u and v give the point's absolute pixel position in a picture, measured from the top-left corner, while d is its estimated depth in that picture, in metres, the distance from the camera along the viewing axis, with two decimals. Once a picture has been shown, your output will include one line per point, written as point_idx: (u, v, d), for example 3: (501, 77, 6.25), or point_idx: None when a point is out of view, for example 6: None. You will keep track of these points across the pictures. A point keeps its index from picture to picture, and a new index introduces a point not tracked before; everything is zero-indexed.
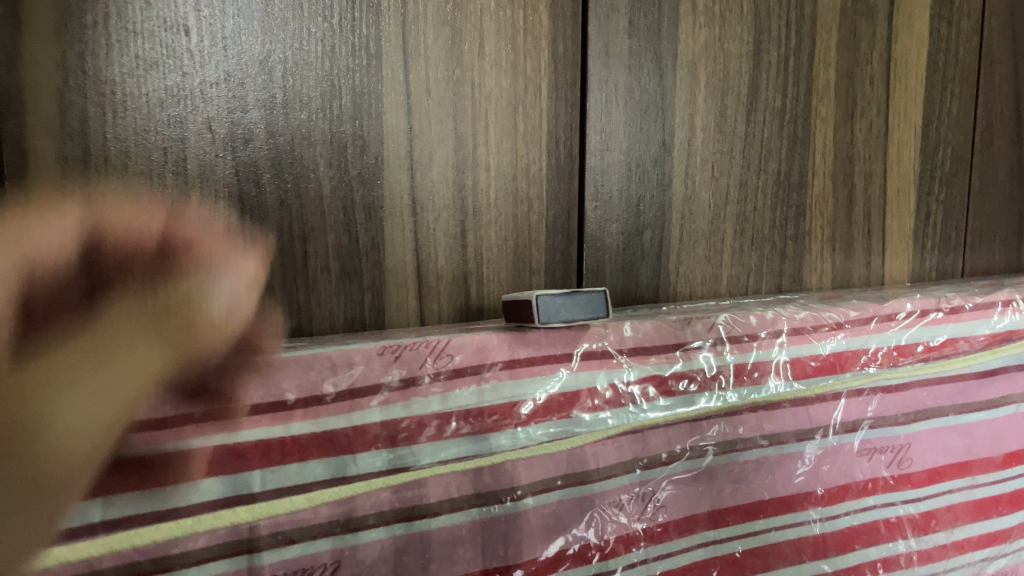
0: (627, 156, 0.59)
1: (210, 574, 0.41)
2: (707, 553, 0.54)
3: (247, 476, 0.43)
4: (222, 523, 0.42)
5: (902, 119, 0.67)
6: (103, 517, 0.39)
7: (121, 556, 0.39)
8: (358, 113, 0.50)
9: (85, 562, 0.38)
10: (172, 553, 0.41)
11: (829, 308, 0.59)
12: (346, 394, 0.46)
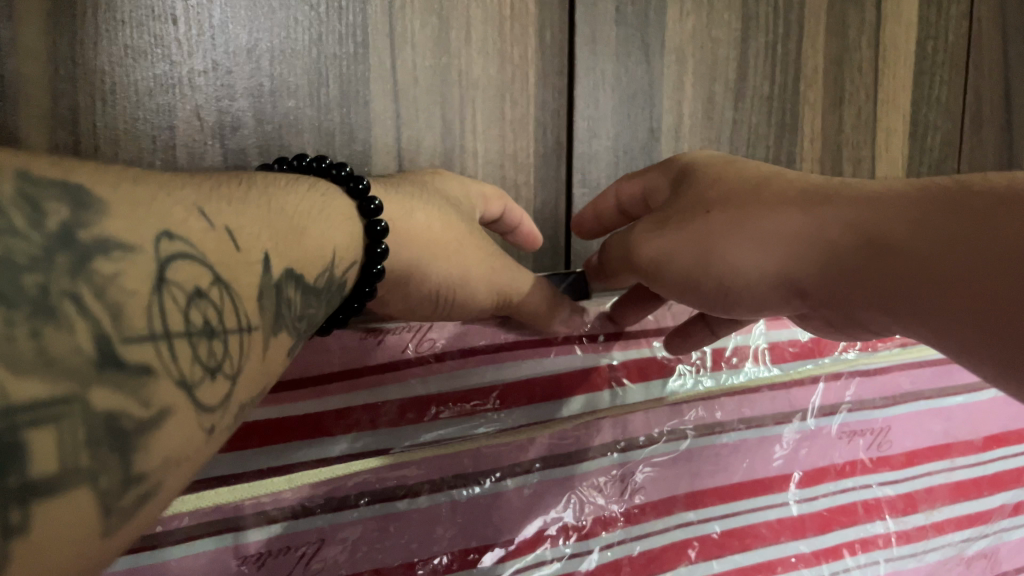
0: (616, 144, 0.59)
1: (197, 551, 0.43)
2: (685, 534, 0.54)
3: (233, 458, 0.44)
4: (207, 501, 0.43)
5: (890, 105, 0.66)
6: None
7: None
8: (345, 101, 0.51)
9: None
10: (159, 530, 0.42)
11: None
12: (333, 375, 0.47)
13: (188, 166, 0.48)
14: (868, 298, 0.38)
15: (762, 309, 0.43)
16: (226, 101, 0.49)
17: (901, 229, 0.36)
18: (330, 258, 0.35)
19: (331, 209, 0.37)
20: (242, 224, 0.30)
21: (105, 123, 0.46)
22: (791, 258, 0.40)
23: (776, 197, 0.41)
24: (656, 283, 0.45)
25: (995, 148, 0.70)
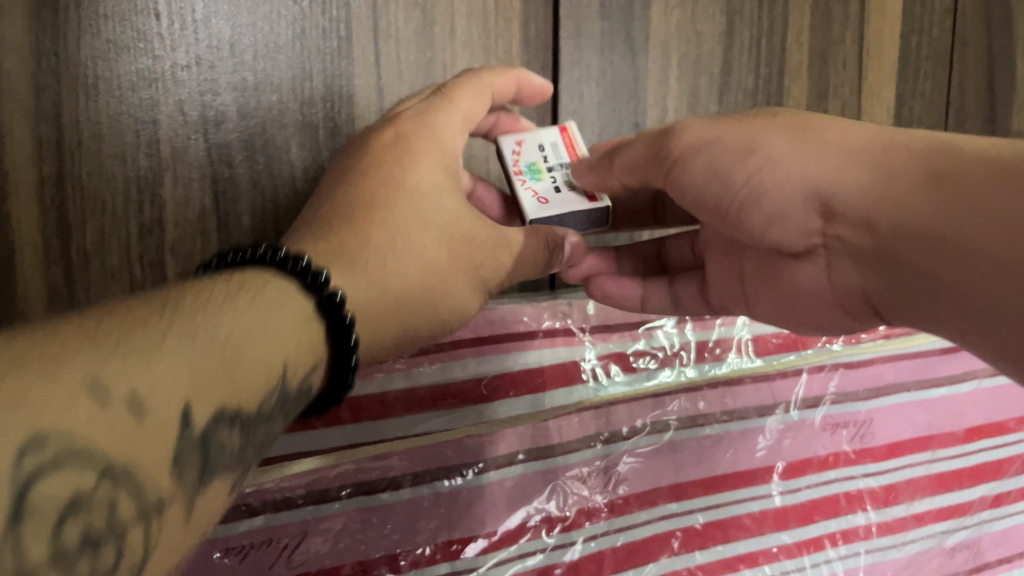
0: (600, 138, 0.59)
1: None
2: (669, 525, 0.54)
3: None
4: None
5: (875, 99, 0.67)
6: None
7: None
8: (329, 95, 0.51)
9: None
10: None
11: None
12: None
13: (172, 161, 0.48)
14: (902, 216, 0.38)
15: (781, 229, 0.44)
16: (209, 95, 0.48)
17: (965, 161, 0.37)
18: (278, 372, 0.31)
19: (277, 315, 0.32)
20: (167, 388, 0.26)
21: (87, 118, 0.46)
22: (848, 171, 0.40)
23: (846, 131, 0.42)
24: (682, 176, 0.45)
25: None
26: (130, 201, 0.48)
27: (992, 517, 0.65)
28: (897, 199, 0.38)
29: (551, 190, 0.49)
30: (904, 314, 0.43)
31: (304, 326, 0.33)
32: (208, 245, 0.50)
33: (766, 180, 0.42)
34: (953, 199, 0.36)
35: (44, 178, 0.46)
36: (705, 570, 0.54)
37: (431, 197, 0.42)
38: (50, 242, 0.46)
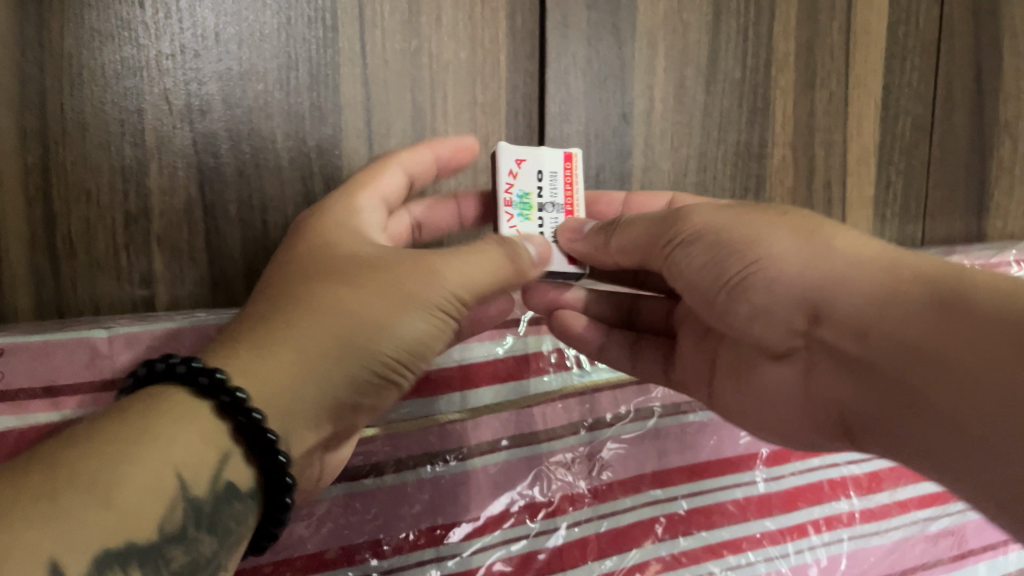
0: (588, 127, 0.59)
1: None
2: (653, 512, 0.54)
3: None
4: None
5: (862, 89, 0.67)
6: None
7: None
8: (314, 84, 0.51)
9: None
10: None
11: None
12: None
13: (157, 150, 0.48)
14: (911, 344, 0.37)
15: (764, 325, 0.44)
16: (194, 84, 0.48)
17: (985, 296, 0.36)
18: (176, 487, 0.34)
19: (173, 431, 0.35)
20: (34, 546, 0.29)
21: (72, 107, 0.46)
22: (850, 278, 0.40)
23: (856, 243, 0.41)
24: (683, 259, 0.45)
25: (965, 132, 0.71)
26: (115, 190, 0.48)
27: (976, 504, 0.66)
28: (899, 311, 0.38)
29: (536, 240, 0.49)
30: (878, 432, 0.42)
31: (209, 420, 0.36)
32: (194, 234, 0.50)
33: (770, 275, 0.42)
34: (963, 318, 0.36)
35: (29, 166, 0.46)
36: (688, 555, 0.55)
37: (408, 283, 0.41)
38: (35, 231, 0.46)
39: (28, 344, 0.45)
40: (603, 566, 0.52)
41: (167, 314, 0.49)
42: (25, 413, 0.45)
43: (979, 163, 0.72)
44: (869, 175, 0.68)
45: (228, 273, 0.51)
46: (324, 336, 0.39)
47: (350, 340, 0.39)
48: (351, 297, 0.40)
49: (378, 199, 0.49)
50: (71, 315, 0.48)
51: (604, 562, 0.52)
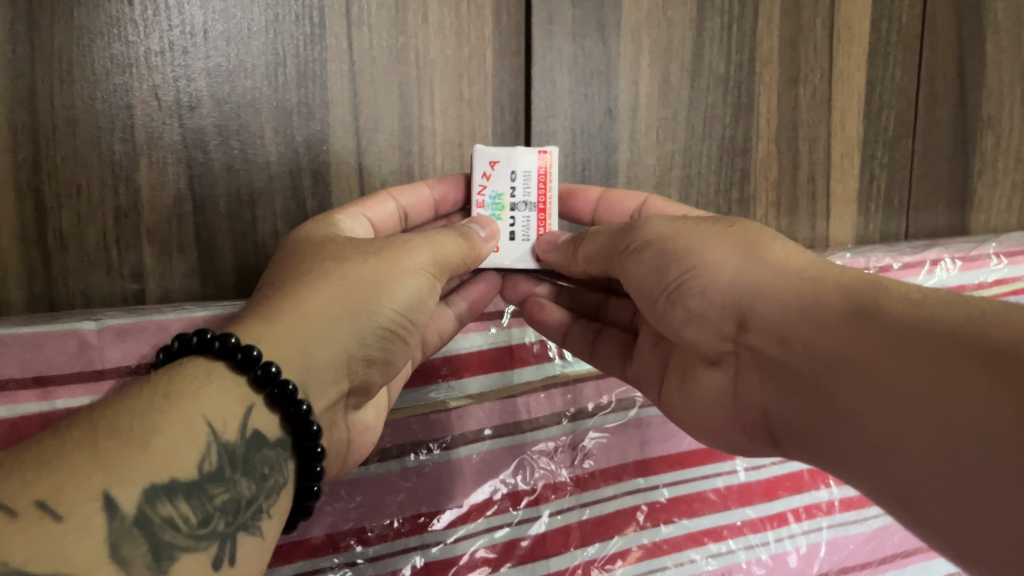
0: (573, 123, 0.60)
1: None
2: (635, 500, 0.56)
3: None
4: None
5: (845, 85, 0.68)
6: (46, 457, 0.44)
7: None
8: (302, 81, 0.52)
9: None
10: None
11: None
12: None
13: (146, 146, 0.49)
14: (824, 348, 0.37)
15: (697, 329, 0.45)
16: (183, 81, 0.49)
17: (895, 302, 0.35)
18: (206, 433, 0.35)
19: (193, 388, 0.36)
20: (84, 481, 0.29)
21: (62, 103, 0.47)
22: (776, 285, 0.41)
23: (793, 257, 0.42)
24: (633, 264, 0.47)
25: (948, 127, 0.72)
26: (106, 185, 0.48)
27: None
28: (812, 315, 0.38)
29: (505, 238, 0.51)
30: (799, 442, 0.41)
31: (223, 377, 0.37)
32: (184, 229, 0.50)
33: (700, 278, 0.43)
34: (863, 320, 0.36)
35: (20, 162, 0.46)
36: (670, 543, 0.56)
37: (396, 252, 0.44)
38: (27, 225, 0.47)
39: (18, 336, 0.45)
40: (586, 553, 0.54)
41: (157, 306, 0.50)
42: (16, 404, 0.46)
43: (962, 158, 0.73)
44: (853, 170, 0.69)
45: (217, 267, 0.52)
46: (322, 304, 0.41)
47: (350, 307, 0.41)
48: (341, 275, 0.42)
49: (362, 215, 0.50)
50: (62, 308, 0.49)
51: (587, 549, 0.54)
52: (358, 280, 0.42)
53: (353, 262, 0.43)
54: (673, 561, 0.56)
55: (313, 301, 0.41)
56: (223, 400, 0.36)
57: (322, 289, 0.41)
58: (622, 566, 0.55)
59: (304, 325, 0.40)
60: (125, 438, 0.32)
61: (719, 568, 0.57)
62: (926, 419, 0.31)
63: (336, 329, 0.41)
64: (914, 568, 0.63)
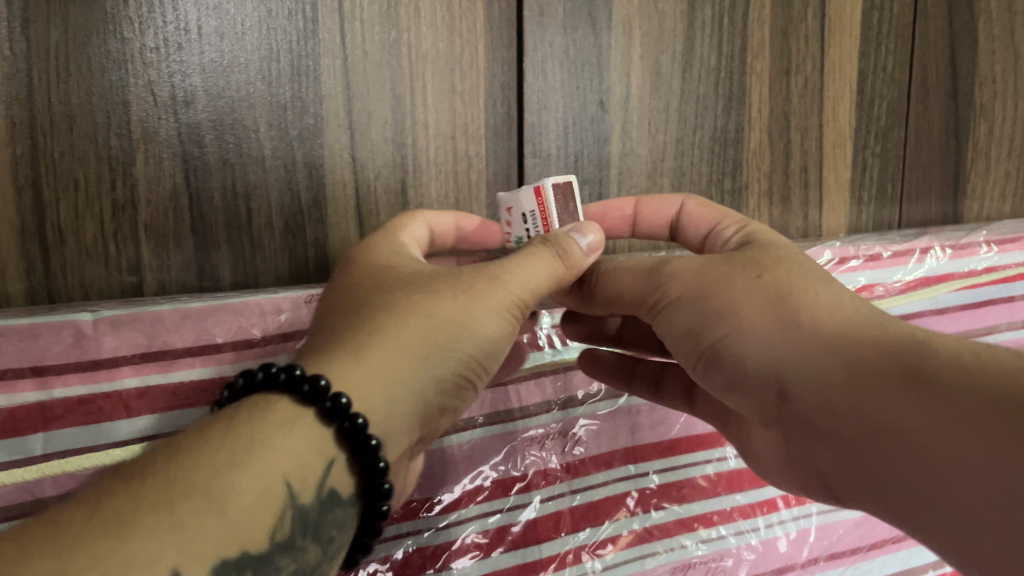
0: (565, 115, 0.60)
1: None
2: (625, 486, 0.57)
3: (181, 413, 0.50)
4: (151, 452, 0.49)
5: (837, 74, 0.68)
6: (43, 449, 0.47)
7: (61, 483, 0.47)
8: (295, 75, 0.53)
9: (28, 490, 0.46)
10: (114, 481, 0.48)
11: None
12: (277, 336, 0.54)
13: (143, 141, 0.50)
14: (872, 417, 0.38)
15: (738, 395, 0.45)
16: (178, 76, 0.50)
17: (944, 366, 0.36)
18: (284, 495, 0.34)
19: (277, 441, 0.35)
20: (155, 557, 0.29)
21: (58, 100, 0.48)
22: (816, 352, 0.41)
23: (829, 308, 0.42)
24: (663, 323, 0.47)
25: (941, 116, 0.72)
26: (103, 180, 0.49)
27: None
28: (863, 390, 0.39)
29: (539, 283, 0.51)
30: (854, 497, 0.42)
31: (306, 428, 0.36)
32: (180, 221, 0.51)
33: (738, 343, 0.43)
34: (924, 399, 0.36)
35: (17, 158, 0.47)
36: (660, 528, 0.57)
37: (484, 288, 0.42)
38: (25, 219, 0.48)
39: (15, 326, 0.46)
40: (577, 538, 0.55)
41: (153, 298, 0.51)
42: (13, 393, 0.46)
43: (955, 147, 0.73)
44: (845, 159, 0.69)
45: (212, 259, 0.52)
46: (405, 352, 0.39)
47: (431, 353, 0.40)
48: (428, 317, 0.40)
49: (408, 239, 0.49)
50: (60, 300, 0.49)
51: (578, 534, 0.55)
52: (443, 323, 0.41)
53: (441, 300, 0.41)
54: (663, 546, 0.57)
55: (396, 348, 0.39)
56: (302, 456, 0.35)
57: (408, 335, 0.40)
58: (612, 551, 0.56)
59: (385, 376, 0.39)
60: (202, 501, 0.31)
61: (710, 553, 0.58)
62: (1004, 497, 0.33)
63: (415, 379, 0.40)
64: (903, 553, 0.64)
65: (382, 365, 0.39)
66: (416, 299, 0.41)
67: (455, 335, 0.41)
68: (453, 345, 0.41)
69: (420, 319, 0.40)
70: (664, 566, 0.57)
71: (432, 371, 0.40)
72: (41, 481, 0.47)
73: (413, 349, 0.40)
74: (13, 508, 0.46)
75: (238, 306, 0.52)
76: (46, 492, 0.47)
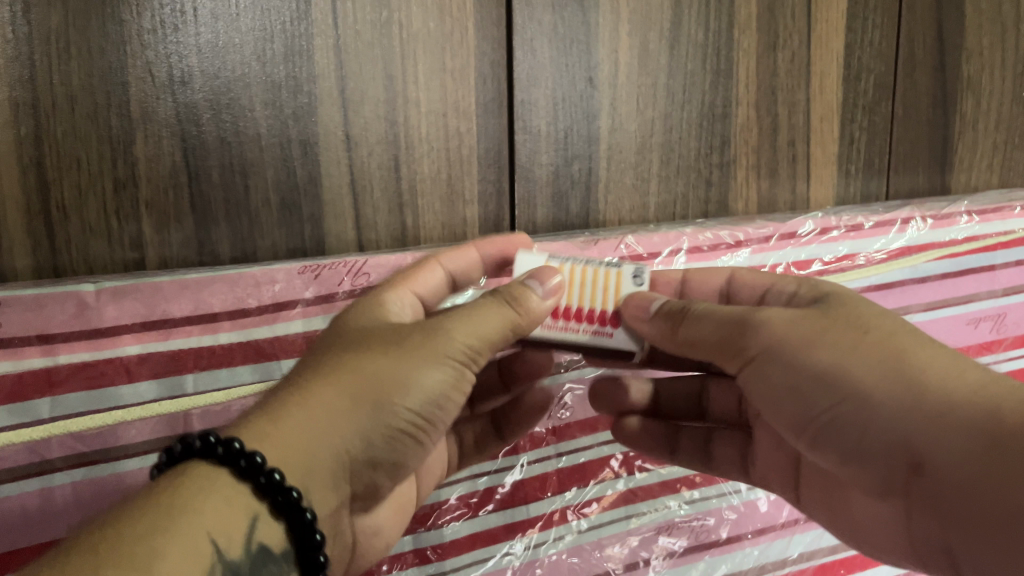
0: (555, 92, 0.62)
1: (151, 463, 0.51)
2: (611, 449, 0.60)
3: (181, 379, 0.52)
4: (152, 414, 0.51)
5: (824, 49, 0.69)
6: (50, 413, 0.49)
7: (68, 446, 0.49)
8: (290, 55, 0.54)
9: (36, 452, 0.48)
10: (115, 445, 0.50)
11: (727, 229, 0.67)
12: (271, 306, 0.55)
13: (142, 120, 0.51)
14: (1003, 496, 0.36)
15: (856, 466, 0.42)
16: (175, 57, 0.52)
17: None
18: (211, 553, 0.34)
19: (192, 507, 0.35)
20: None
21: (59, 81, 0.49)
22: (949, 423, 0.38)
23: (941, 371, 0.40)
24: (759, 373, 0.45)
25: (928, 89, 0.73)
26: (104, 158, 0.51)
27: None
28: (1000, 468, 0.36)
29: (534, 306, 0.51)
30: None
31: (222, 492, 0.36)
32: (180, 197, 0.53)
33: (851, 408, 0.41)
34: None
35: (21, 137, 0.49)
36: (645, 489, 0.60)
37: (422, 344, 0.42)
38: (30, 197, 0.50)
39: (21, 297, 0.48)
40: (563, 498, 0.58)
41: (154, 272, 0.53)
42: (20, 359, 0.49)
43: (942, 118, 0.74)
44: (832, 133, 0.70)
45: (212, 235, 0.54)
46: (326, 411, 0.39)
47: (358, 411, 0.40)
48: (360, 372, 0.40)
49: (411, 293, 0.50)
50: (66, 273, 0.51)
51: (564, 494, 0.58)
52: (375, 382, 0.40)
53: (379, 356, 0.41)
54: (648, 507, 0.60)
55: (321, 404, 0.39)
56: (223, 517, 0.36)
57: (335, 392, 0.40)
58: (597, 510, 0.59)
59: (304, 433, 0.38)
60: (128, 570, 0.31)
61: (694, 513, 0.61)
62: None
63: (338, 442, 0.39)
64: None
65: (298, 424, 0.39)
66: (359, 356, 0.41)
67: (388, 395, 0.40)
68: (384, 404, 0.40)
69: (356, 376, 0.40)
70: (649, 525, 0.60)
71: (361, 431, 0.40)
72: (48, 442, 0.48)
73: (341, 403, 0.39)
74: (21, 469, 0.48)
75: (234, 278, 0.54)
76: (53, 453, 0.49)
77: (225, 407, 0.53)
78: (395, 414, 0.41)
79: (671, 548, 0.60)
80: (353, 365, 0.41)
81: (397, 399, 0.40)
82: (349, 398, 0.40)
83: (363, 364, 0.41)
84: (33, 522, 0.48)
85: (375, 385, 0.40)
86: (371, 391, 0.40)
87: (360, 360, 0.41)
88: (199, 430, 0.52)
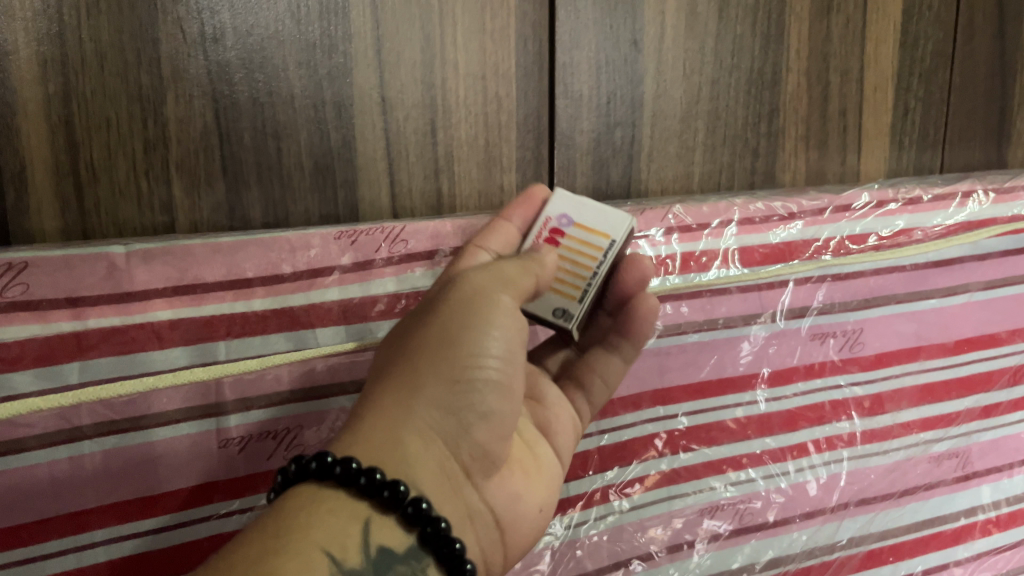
0: (597, 56, 0.59)
1: (183, 433, 0.49)
2: (654, 428, 0.58)
3: (213, 346, 0.51)
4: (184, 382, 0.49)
5: (879, 14, 0.66)
6: (80, 380, 0.48)
7: (99, 414, 0.48)
8: (325, 13, 0.52)
9: (67, 421, 0.47)
10: (146, 414, 0.49)
11: (782, 199, 0.64)
12: (306, 272, 0.53)
13: (175, 79, 0.49)
14: None
15: None
16: (207, 12, 0.50)
17: None
18: (329, 565, 0.32)
19: (299, 522, 0.33)
20: None
21: (88, 37, 0.48)
22: None
23: None
24: None
25: (986, 58, 0.70)
26: (136, 117, 0.49)
27: (967, 426, 0.68)
28: None
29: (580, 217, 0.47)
30: None
31: (323, 501, 0.35)
32: (211, 160, 0.51)
33: None
34: None
35: (50, 95, 0.47)
36: (689, 469, 0.59)
37: (447, 302, 0.40)
38: (59, 157, 0.48)
39: (50, 258, 0.47)
40: (604, 478, 0.57)
41: (184, 235, 0.51)
42: (49, 322, 0.47)
43: (1000, 90, 0.71)
44: (885, 104, 0.67)
45: (243, 199, 0.52)
46: (386, 399, 0.38)
47: (412, 381, 0.38)
48: (401, 351, 0.40)
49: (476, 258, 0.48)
50: (95, 236, 0.50)
51: (605, 473, 0.57)
52: (418, 349, 0.39)
53: (414, 329, 0.40)
54: (692, 487, 0.59)
55: (381, 395, 0.39)
56: (331, 522, 0.34)
57: (387, 379, 0.39)
58: (640, 491, 0.57)
59: (374, 425, 0.38)
60: None
61: (739, 495, 0.60)
62: None
63: (410, 416, 0.38)
64: (936, 501, 0.66)
65: (368, 420, 0.38)
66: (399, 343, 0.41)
67: (435, 355, 0.39)
68: (438, 363, 0.38)
69: (401, 356, 0.40)
70: (693, 507, 0.58)
71: (432, 400, 0.38)
72: (78, 410, 0.47)
73: (396, 384, 0.39)
74: (51, 436, 0.47)
75: (267, 245, 0.52)
76: (83, 420, 0.47)
77: (259, 376, 0.51)
78: (453, 367, 0.39)
79: (715, 531, 0.59)
80: (397, 352, 0.40)
81: (445, 355, 0.39)
82: (400, 377, 0.39)
83: (404, 345, 0.40)
84: (64, 491, 0.47)
85: (419, 351, 0.39)
86: (417, 359, 0.39)
87: (402, 344, 0.40)
88: (232, 400, 0.51)
